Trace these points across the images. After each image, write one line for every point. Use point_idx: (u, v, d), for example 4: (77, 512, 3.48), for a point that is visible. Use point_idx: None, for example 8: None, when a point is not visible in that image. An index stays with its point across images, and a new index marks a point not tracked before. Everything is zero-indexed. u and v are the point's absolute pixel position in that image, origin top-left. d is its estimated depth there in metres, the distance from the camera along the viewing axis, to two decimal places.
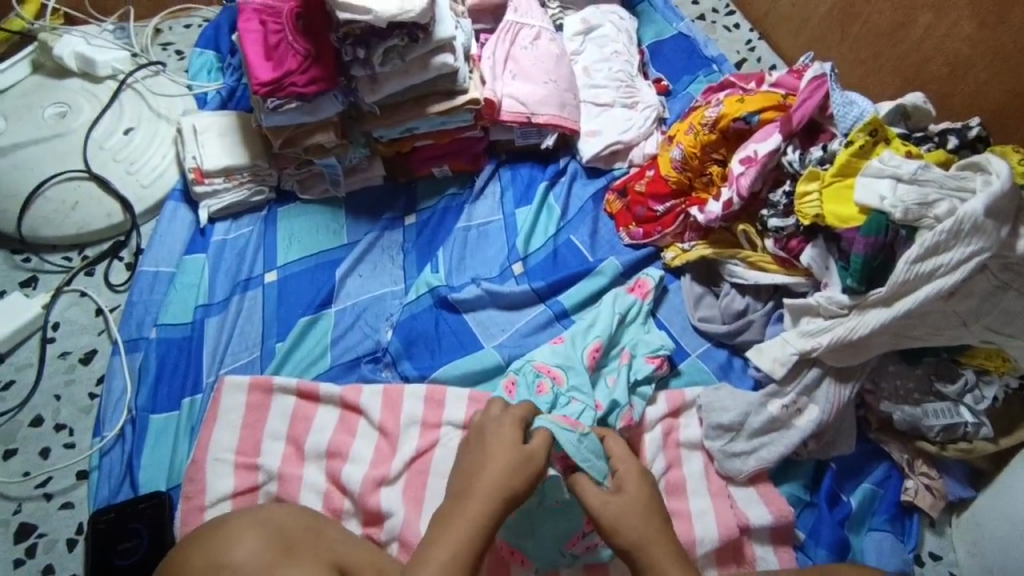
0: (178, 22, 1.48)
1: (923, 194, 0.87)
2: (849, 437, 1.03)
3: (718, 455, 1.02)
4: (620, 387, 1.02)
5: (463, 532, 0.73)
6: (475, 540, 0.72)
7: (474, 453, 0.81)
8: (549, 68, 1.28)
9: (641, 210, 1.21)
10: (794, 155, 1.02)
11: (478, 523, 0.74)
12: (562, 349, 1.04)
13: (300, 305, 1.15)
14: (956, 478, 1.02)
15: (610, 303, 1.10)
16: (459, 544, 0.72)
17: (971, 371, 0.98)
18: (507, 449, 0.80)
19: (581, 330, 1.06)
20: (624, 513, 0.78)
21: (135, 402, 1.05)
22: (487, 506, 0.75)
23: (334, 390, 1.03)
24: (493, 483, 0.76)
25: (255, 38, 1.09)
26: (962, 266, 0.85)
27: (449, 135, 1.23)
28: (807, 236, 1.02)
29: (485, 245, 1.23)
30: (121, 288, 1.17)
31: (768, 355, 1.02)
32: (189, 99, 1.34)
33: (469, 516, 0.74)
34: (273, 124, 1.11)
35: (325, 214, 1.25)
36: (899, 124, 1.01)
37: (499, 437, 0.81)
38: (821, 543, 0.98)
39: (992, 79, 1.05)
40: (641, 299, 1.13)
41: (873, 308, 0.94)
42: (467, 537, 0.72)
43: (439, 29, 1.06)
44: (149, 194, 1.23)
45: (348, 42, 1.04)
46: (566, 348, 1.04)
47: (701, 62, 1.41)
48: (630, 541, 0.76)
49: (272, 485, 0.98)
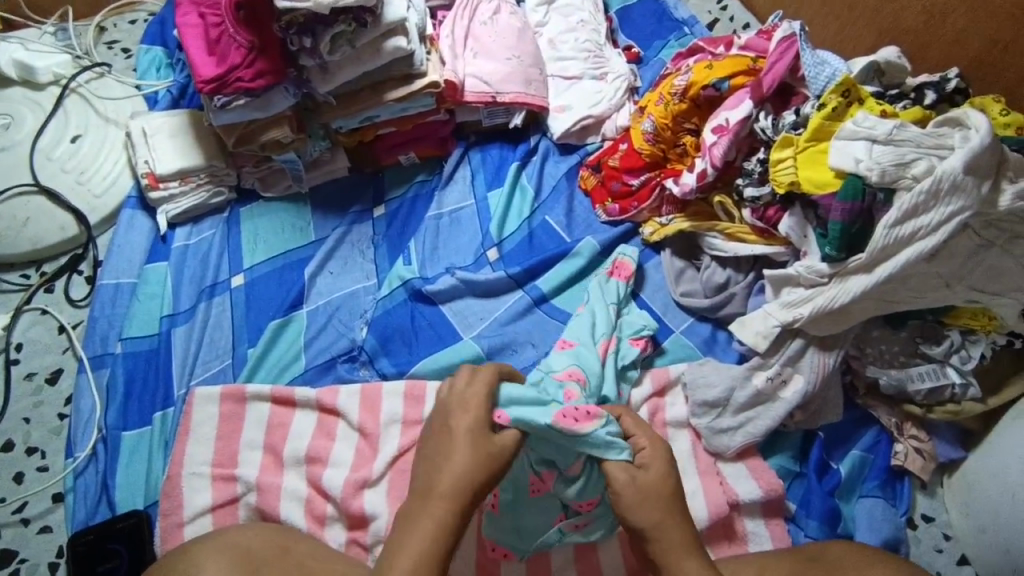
0: (123, 18, 1.42)
1: (899, 155, 0.84)
2: (836, 406, 1.01)
3: (706, 432, 1.00)
4: (614, 380, 0.99)
5: (431, 529, 0.72)
6: (443, 538, 0.71)
7: (434, 440, 0.79)
8: (511, 43, 1.23)
9: (615, 185, 1.17)
10: (767, 121, 0.99)
11: (446, 520, 0.73)
12: (574, 351, 0.99)
13: (271, 308, 1.12)
14: (947, 440, 1.00)
15: (600, 296, 1.06)
16: (427, 542, 0.71)
17: (956, 331, 0.95)
18: (469, 438, 0.77)
19: (586, 329, 1.01)
20: (630, 505, 0.77)
21: (105, 420, 1.03)
22: (452, 500, 0.74)
23: (309, 394, 1.00)
24: (457, 477, 0.75)
25: (195, 33, 1.04)
26: (942, 228, 0.82)
27: (411, 121, 1.19)
28: (784, 205, 0.99)
29: (458, 232, 1.19)
30: (82, 303, 1.15)
31: (751, 327, 1.00)
32: (139, 100, 1.29)
33: (435, 514, 0.73)
34: (223, 123, 1.08)
35: (289, 212, 1.21)
36: (873, 82, 0.98)
37: (458, 425, 0.78)
38: (812, 514, 0.97)
39: (970, 26, 1.01)
40: (623, 282, 1.09)
41: (852, 276, 0.91)
42: (437, 534, 0.71)
43: (388, 11, 1.01)
44: (104, 204, 1.19)
45: (292, 32, 0.99)
46: (580, 350, 0.99)
47: (672, 25, 1.36)
48: (642, 526, 0.76)
49: (251, 495, 0.96)
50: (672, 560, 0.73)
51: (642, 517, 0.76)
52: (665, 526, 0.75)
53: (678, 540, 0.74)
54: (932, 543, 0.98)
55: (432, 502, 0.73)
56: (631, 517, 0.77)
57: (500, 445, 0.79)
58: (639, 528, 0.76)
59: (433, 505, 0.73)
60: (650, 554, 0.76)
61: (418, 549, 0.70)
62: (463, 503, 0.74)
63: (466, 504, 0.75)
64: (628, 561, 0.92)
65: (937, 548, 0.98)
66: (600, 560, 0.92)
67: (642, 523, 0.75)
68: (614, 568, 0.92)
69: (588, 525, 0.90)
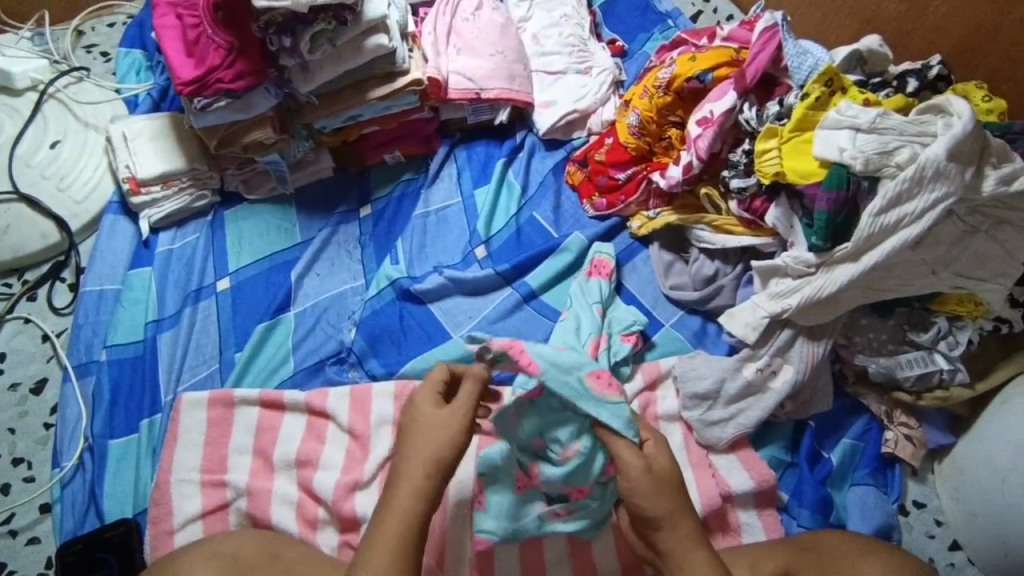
0: (101, 21, 1.40)
1: (882, 143, 0.84)
2: (826, 395, 1.01)
3: (697, 425, 1.00)
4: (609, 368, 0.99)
5: (398, 524, 0.70)
6: (415, 529, 0.71)
7: (396, 430, 0.77)
8: (494, 39, 1.22)
9: (602, 179, 1.16)
10: (751, 112, 0.99)
11: (413, 507, 0.71)
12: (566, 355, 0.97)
13: (257, 311, 1.11)
14: (936, 426, 1.00)
15: (580, 297, 1.06)
16: (399, 537, 0.70)
17: (944, 318, 0.95)
18: (428, 421, 0.76)
19: (572, 333, 1.01)
20: (631, 494, 0.76)
21: (91, 429, 1.02)
22: (416, 487, 0.72)
23: (298, 397, 1.00)
24: (416, 462, 0.73)
25: (173, 34, 1.02)
26: (927, 215, 0.83)
27: (395, 119, 1.18)
28: (770, 195, 0.99)
29: (445, 231, 1.18)
30: (66, 311, 1.14)
31: (740, 319, 1.00)
32: (118, 104, 1.27)
33: (402, 505, 0.71)
34: (204, 125, 1.07)
35: (274, 214, 1.20)
36: (855, 71, 0.97)
37: (414, 412, 0.77)
38: (805, 504, 0.97)
39: (951, 13, 1.00)
40: (602, 281, 1.08)
41: (839, 265, 0.91)
42: (406, 525, 0.70)
43: (368, 9, 1.00)
44: (85, 210, 1.18)
45: (271, 31, 0.98)
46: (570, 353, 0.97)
47: (656, 18, 1.35)
48: (651, 516, 0.76)
49: (242, 500, 0.95)
50: (678, 557, 0.74)
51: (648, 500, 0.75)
52: (679, 518, 0.75)
53: (683, 533, 0.75)
54: (924, 529, 0.98)
55: (397, 492, 0.72)
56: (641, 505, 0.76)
57: (455, 417, 0.76)
58: (650, 517, 0.75)
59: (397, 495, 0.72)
60: (656, 542, 0.76)
61: (389, 545, 0.69)
62: (428, 488, 0.73)
63: (432, 488, 0.73)
64: (622, 556, 0.92)
65: (929, 534, 0.98)
66: (595, 555, 0.92)
67: (659, 511, 0.75)
68: (608, 563, 0.92)
69: (571, 514, 0.90)
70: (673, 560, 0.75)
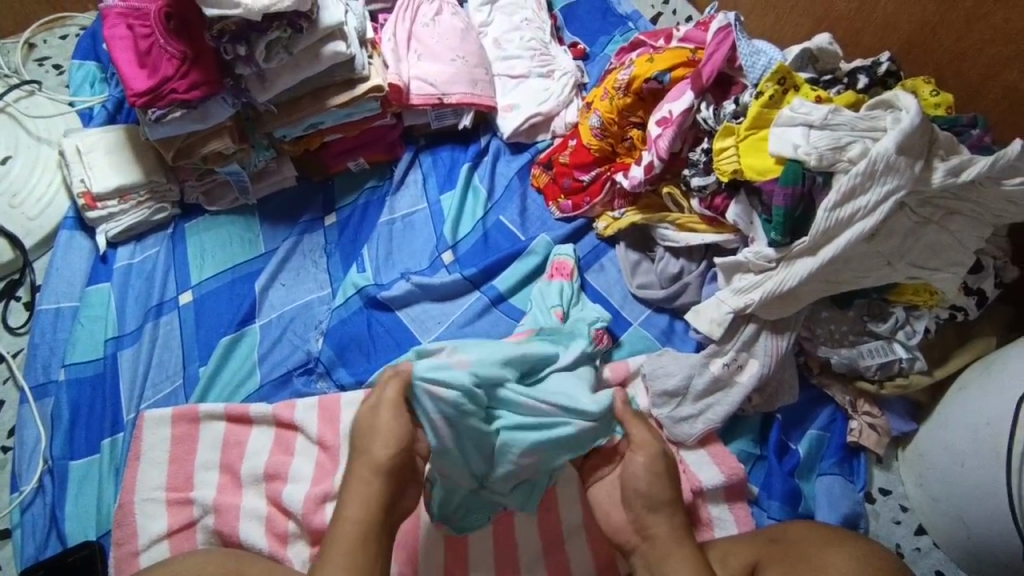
0: (53, 33, 1.37)
1: (835, 138, 0.85)
2: (792, 387, 1.02)
3: (667, 421, 1.01)
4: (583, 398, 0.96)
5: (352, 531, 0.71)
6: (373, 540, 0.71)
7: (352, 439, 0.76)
8: (455, 44, 1.22)
9: (567, 181, 1.17)
10: (709, 111, 1.00)
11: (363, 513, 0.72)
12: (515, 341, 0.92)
13: (221, 325, 1.09)
14: (898, 413, 1.02)
15: (541, 302, 1.06)
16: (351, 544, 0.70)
17: (901, 308, 0.97)
18: (387, 421, 0.74)
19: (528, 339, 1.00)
20: (638, 472, 0.79)
21: (50, 451, 1.00)
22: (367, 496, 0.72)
23: (264, 410, 0.98)
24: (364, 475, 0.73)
25: (124, 45, 1.01)
26: (879, 208, 0.84)
27: (358, 126, 1.17)
28: (730, 193, 1.00)
29: (412, 236, 1.17)
30: (22, 330, 1.11)
31: (705, 316, 1.01)
32: (72, 117, 1.25)
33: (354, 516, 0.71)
34: (160, 137, 1.05)
35: (238, 225, 1.18)
36: (807, 68, 1.00)
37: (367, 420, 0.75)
38: (774, 496, 0.99)
39: (898, 11, 1.02)
40: (565, 281, 1.09)
41: (798, 260, 0.93)
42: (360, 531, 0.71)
43: (324, 16, 1.00)
44: (39, 227, 1.16)
45: (225, 40, 0.97)
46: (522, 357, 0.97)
47: (616, 20, 1.36)
48: (650, 495, 0.79)
49: (209, 517, 0.93)
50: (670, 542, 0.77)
51: (644, 480, 0.79)
52: (669, 509, 0.79)
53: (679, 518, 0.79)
54: (890, 515, 1.00)
55: (353, 491, 0.73)
56: (642, 487, 0.79)
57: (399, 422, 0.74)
58: (652, 499, 0.79)
59: (350, 507, 0.72)
60: (647, 525, 0.79)
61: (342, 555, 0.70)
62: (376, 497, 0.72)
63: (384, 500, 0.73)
64: (596, 553, 0.92)
65: (896, 520, 1.00)
66: (567, 555, 0.92)
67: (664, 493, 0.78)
68: (582, 563, 0.92)
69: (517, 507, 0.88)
70: (662, 545, 0.78)
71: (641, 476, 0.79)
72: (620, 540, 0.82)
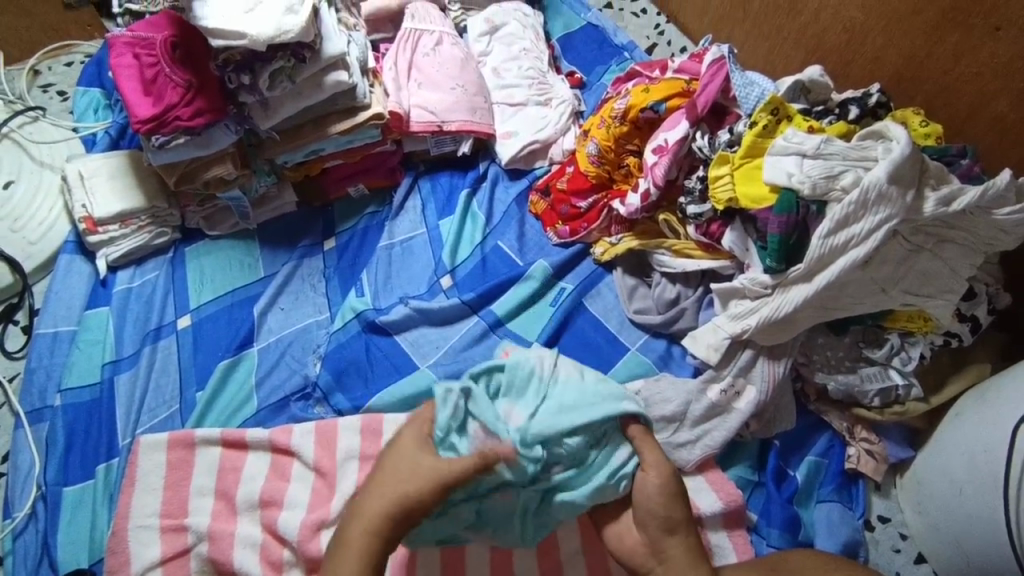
0: (58, 61, 1.39)
1: (828, 168, 0.87)
2: (789, 412, 1.03)
3: (665, 447, 1.00)
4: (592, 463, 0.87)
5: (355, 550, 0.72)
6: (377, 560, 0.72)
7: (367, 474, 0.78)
8: (455, 73, 1.25)
9: (564, 207, 1.18)
10: (703, 140, 1.02)
11: (366, 540, 0.73)
12: None
13: (219, 349, 1.09)
14: (896, 440, 1.02)
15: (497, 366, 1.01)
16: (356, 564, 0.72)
17: (896, 335, 0.98)
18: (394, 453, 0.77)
19: None
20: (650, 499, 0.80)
21: (44, 477, 0.99)
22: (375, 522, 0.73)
23: (261, 436, 0.98)
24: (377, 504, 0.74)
25: (129, 73, 1.03)
26: (873, 235, 0.85)
27: (359, 153, 1.19)
28: (725, 220, 1.02)
29: (411, 261, 1.18)
30: (19, 354, 1.11)
31: (702, 341, 1.02)
32: (75, 142, 1.27)
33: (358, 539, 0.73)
34: (162, 162, 1.06)
35: (238, 248, 1.19)
36: (799, 99, 1.02)
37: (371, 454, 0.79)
38: (774, 523, 0.98)
39: (887, 44, 1.05)
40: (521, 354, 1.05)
41: (794, 286, 0.94)
42: (364, 553, 0.72)
43: (328, 46, 1.02)
44: (39, 251, 1.16)
45: (229, 69, 1.00)
46: None
47: (613, 50, 1.40)
48: (666, 518, 0.80)
49: (203, 545, 0.92)
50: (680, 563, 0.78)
51: (661, 502, 0.80)
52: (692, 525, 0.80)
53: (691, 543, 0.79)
54: (890, 543, 1.00)
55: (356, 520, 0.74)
56: (655, 511, 0.80)
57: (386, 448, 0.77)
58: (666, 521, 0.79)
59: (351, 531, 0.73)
60: (664, 548, 0.79)
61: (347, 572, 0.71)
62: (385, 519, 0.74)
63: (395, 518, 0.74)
64: None
65: (895, 548, 1.00)
66: None
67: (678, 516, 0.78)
68: None
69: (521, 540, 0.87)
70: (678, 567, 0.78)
71: (654, 498, 0.80)
72: (634, 562, 0.82)
